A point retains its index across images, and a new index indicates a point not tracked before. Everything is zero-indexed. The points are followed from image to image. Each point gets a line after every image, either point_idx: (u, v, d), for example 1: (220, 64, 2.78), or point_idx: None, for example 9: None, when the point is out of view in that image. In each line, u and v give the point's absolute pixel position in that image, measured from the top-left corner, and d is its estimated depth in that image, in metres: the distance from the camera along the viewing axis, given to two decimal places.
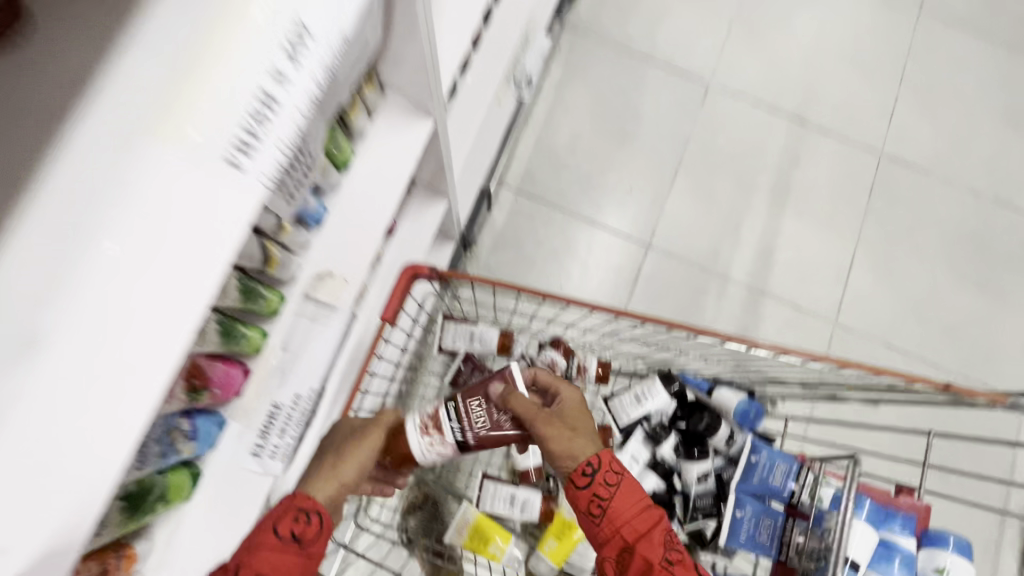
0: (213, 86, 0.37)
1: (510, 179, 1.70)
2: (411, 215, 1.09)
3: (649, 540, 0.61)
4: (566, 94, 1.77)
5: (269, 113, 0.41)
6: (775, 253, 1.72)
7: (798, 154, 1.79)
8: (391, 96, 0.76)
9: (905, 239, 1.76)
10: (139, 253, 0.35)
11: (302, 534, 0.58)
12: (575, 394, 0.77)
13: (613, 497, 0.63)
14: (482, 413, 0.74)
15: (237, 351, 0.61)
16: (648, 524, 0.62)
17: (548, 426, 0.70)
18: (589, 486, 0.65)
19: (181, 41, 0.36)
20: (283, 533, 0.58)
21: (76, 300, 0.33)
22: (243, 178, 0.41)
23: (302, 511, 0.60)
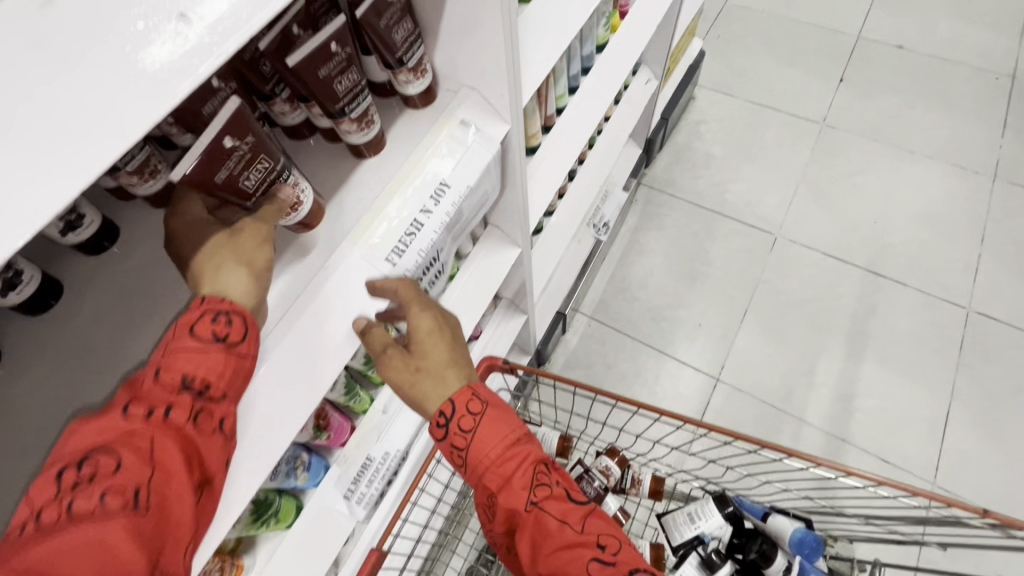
0: (386, 218, 0.63)
1: (585, 306, 1.89)
2: (495, 324, 1.29)
3: (511, 488, 0.61)
4: (640, 237, 2.01)
5: (415, 232, 0.64)
6: (855, 399, 1.67)
7: (874, 303, 1.81)
8: (491, 229, 1.01)
9: (1010, 399, 1.64)
10: (336, 294, 0.60)
11: (224, 334, 0.49)
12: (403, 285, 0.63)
13: (472, 444, 0.61)
14: (247, 171, 0.51)
15: (350, 407, 0.81)
16: (509, 467, 0.62)
17: (397, 370, 0.63)
18: (447, 442, 0.62)
19: (375, 197, 0.64)
20: (202, 333, 0.48)
21: (301, 317, 0.58)
22: (393, 270, 0.62)
23: (209, 313, 0.49)
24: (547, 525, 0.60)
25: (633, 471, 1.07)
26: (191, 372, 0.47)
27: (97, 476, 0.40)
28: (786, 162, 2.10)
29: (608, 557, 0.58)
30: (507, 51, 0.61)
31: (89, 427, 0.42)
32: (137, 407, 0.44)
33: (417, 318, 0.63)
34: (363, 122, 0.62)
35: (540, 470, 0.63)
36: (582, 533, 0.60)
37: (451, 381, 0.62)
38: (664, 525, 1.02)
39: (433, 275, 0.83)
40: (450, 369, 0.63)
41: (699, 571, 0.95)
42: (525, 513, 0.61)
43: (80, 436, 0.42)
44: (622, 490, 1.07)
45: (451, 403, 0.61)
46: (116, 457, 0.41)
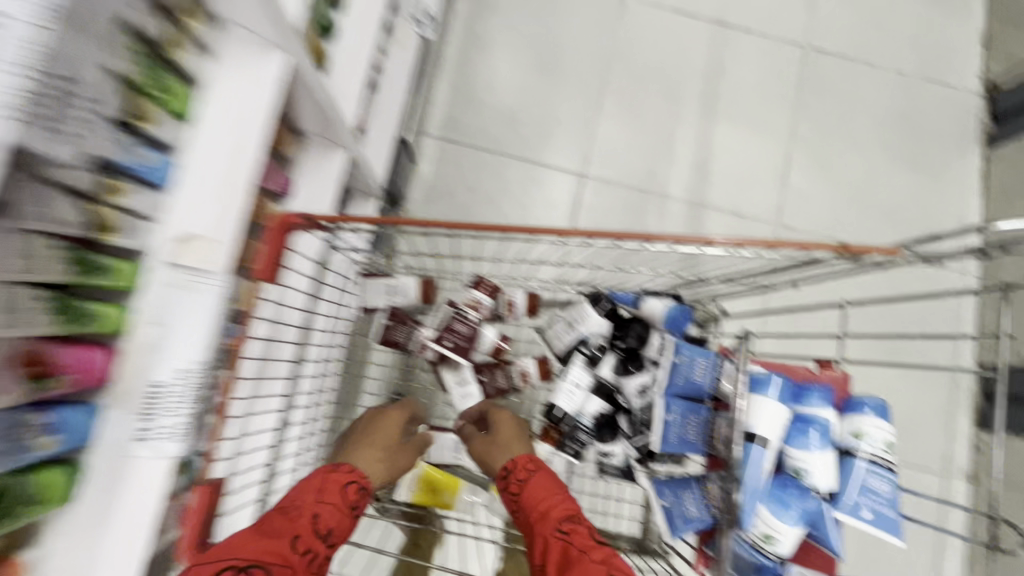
0: None
1: (431, 128, 1.62)
2: (307, 171, 1.01)
3: (547, 519, 0.72)
4: (476, 27, 1.67)
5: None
6: (711, 164, 1.68)
7: (723, 59, 1.73)
8: (232, 28, 0.69)
9: (838, 130, 1.74)
10: None
11: (355, 501, 0.75)
12: (508, 417, 0.90)
13: (524, 491, 0.77)
14: None
15: (91, 333, 0.57)
16: (548, 504, 0.73)
17: (477, 445, 0.87)
18: (507, 491, 0.78)
19: None
20: (348, 501, 0.74)
21: None
22: None
23: (353, 483, 0.76)
24: (569, 552, 0.66)
25: (505, 296, 0.98)
26: (328, 522, 0.70)
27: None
28: None
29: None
30: None
31: (259, 544, 0.63)
32: (293, 545, 0.65)
33: (501, 417, 0.90)
34: None
35: (574, 515, 0.72)
36: (598, 559, 0.64)
37: (517, 447, 0.84)
38: (545, 339, 0.99)
39: (98, 105, 0.52)
40: (516, 441, 0.85)
41: (586, 369, 0.95)
42: (555, 540, 0.68)
43: (250, 548, 0.62)
44: (498, 318, 0.99)
45: (514, 463, 0.80)
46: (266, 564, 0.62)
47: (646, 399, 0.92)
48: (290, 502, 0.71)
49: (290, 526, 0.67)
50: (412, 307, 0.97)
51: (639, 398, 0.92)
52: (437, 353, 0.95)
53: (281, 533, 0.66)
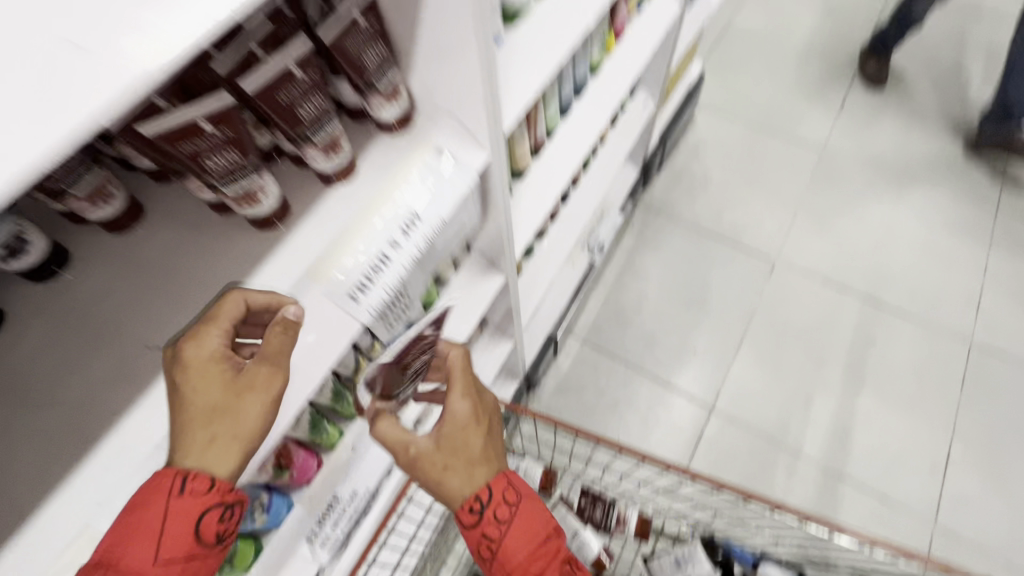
0: (354, 248, 0.59)
1: (577, 330, 1.84)
2: (480, 349, 1.25)
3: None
4: (636, 260, 1.97)
5: (383, 267, 0.59)
6: (853, 434, 1.62)
7: (873, 334, 1.77)
8: (476, 255, 0.97)
9: (1012, 438, 1.59)
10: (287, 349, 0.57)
11: (224, 532, 0.50)
12: (462, 410, 0.69)
13: (506, 535, 0.64)
14: (223, 160, 0.51)
15: (318, 443, 0.75)
16: (538, 562, 0.64)
17: (425, 458, 0.67)
18: (477, 534, 0.65)
19: (348, 218, 0.61)
20: (212, 528, 0.49)
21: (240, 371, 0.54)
22: (354, 306, 0.58)
23: (216, 506, 0.49)
24: None
25: (617, 510, 1.03)
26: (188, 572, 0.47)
27: None
28: (787, 189, 2.08)
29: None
30: (485, 73, 0.57)
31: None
32: None
33: (454, 407, 0.69)
34: (330, 149, 0.58)
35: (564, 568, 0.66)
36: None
37: (481, 474, 0.66)
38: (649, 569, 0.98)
39: None
40: (484, 464, 0.67)
41: None
42: None
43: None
44: (606, 530, 1.03)
45: (488, 491, 0.65)
46: None
47: None
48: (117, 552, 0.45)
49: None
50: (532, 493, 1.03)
51: None
52: None
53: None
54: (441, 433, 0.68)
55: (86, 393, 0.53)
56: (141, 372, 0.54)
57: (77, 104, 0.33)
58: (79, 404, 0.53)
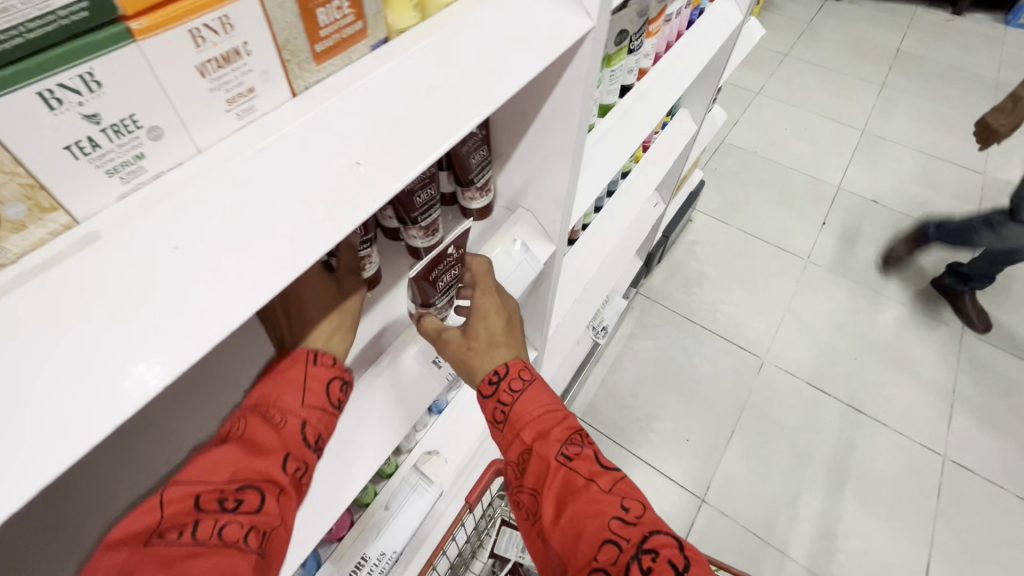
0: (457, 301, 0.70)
1: (575, 407, 1.89)
2: None
3: (547, 440, 0.62)
4: (634, 344, 2.07)
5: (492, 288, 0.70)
6: (837, 538, 1.65)
7: (854, 439, 1.85)
8: None
9: (986, 555, 1.64)
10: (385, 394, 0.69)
11: (342, 400, 0.60)
12: (490, 301, 0.68)
13: (518, 405, 0.64)
14: None
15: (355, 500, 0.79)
16: (548, 429, 0.63)
17: (449, 344, 0.66)
18: (495, 411, 0.65)
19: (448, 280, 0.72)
20: (334, 397, 0.59)
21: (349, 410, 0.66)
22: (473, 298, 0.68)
23: (337, 377, 0.60)
24: (571, 481, 0.58)
25: None
26: (317, 432, 0.56)
27: (246, 506, 0.47)
28: (775, 292, 2.25)
29: (631, 518, 0.54)
30: (569, 178, 0.68)
31: (251, 458, 0.50)
32: (284, 465, 0.52)
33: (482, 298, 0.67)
34: (429, 231, 0.67)
35: (576, 436, 0.63)
36: (608, 491, 0.56)
37: (503, 354, 0.66)
38: None
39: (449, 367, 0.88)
40: (504, 344, 0.66)
41: None
42: (557, 465, 0.59)
43: (241, 463, 0.49)
44: None
45: (505, 366, 0.65)
46: (259, 494, 0.49)
47: None
48: (270, 403, 0.54)
49: (282, 437, 0.53)
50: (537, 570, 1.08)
51: None
52: None
53: (270, 449, 0.52)
54: (471, 319, 0.67)
55: (188, 428, 0.60)
56: None
57: (302, 244, 0.31)
58: (180, 436, 0.60)
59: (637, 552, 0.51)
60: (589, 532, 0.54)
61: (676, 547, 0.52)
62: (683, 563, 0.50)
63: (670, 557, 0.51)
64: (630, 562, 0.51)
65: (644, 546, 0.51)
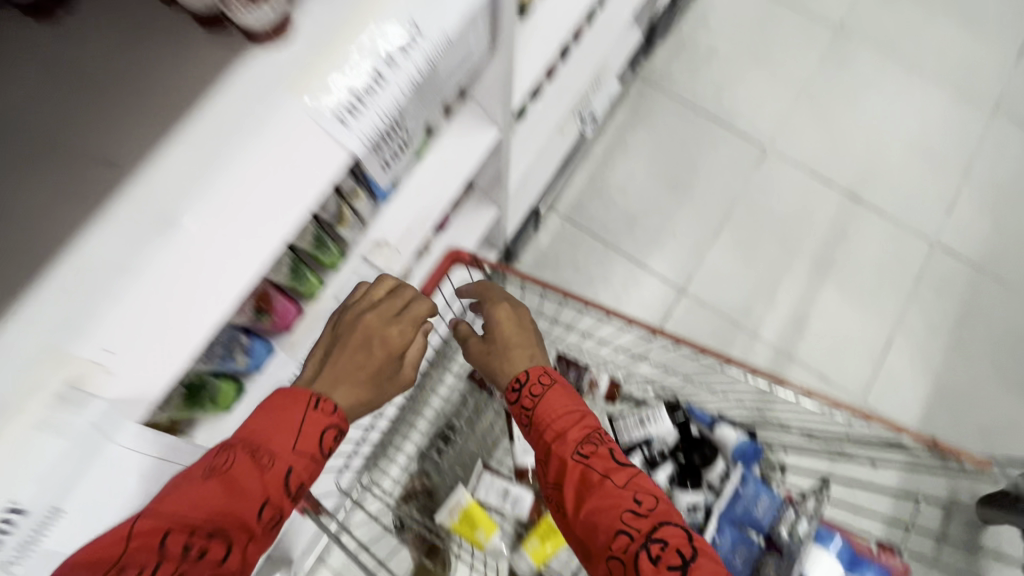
0: (345, 51, 0.52)
1: (560, 205, 1.80)
2: (465, 212, 1.19)
3: (564, 439, 0.66)
4: (627, 137, 1.87)
5: (378, 87, 0.53)
6: (809, 320, 1.72)
7: (847, 229, 1.80)
8: (469, 104, 0.87)
9: (949, 330, 1.72)
10: (251, 175, 0.49)
11: (327, 444, 0.64)
12: (503, 308, 0.81)
13: (539, 407, 0.70)
14: None
15: (298, 291, 0.74)
16: (565, 427, 0.67)
17: (475, 347, 0.83)
18: (523, 410, 0.72)
19: (334, 23, 0.52)
20: (323, 446, 0.64)
21: (204, 194, 0.48)
22: (346, 133, 0.52)
23: (332, 428, 0.65)
24: (590, 478, 0.62)
25: (591, 374, 1.08)
26: (294, 474, 0.61)
27: (201, 546, 0.53)
28: (792, 70, 1.95)
29: (642, 509, 0.59)
30: None
31: (227, 501, 0.56)
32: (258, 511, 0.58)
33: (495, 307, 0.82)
34: None
35: (593, 434, 0.67)
36: (622, 487, 0.61)
37: (517, 359, 0.76)
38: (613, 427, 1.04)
39: (404, 145, 0.68)
40: (515, 347, 0.78)
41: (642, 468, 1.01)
42: (572, 463, 0.64)
43: (218, 507, 0.55)
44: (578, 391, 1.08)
45: (527, 374, 0.73)
46: (224, 534, 0.55)
47: (693, 518, 0.94)
48: (262, 445, 0.60)
49: (260, 485, 0.58)
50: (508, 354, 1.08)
51: (688, 515, 0.94)
52: None
53: (248, 496, 0.57)
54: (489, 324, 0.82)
55: (24, 205, 0.46)
56: (94, 189, 0.47)
57: None
58: (16, 212, 0.46)
59: (647, 541, 0.56)
60: (605, 525, 0.59)
61: (682, 536, 0.57)
62: (691, 555, 0.55)
63: (678, 546, 0.56)
64: (639, 550, 0.56)
65: (653, 536, 0.56)
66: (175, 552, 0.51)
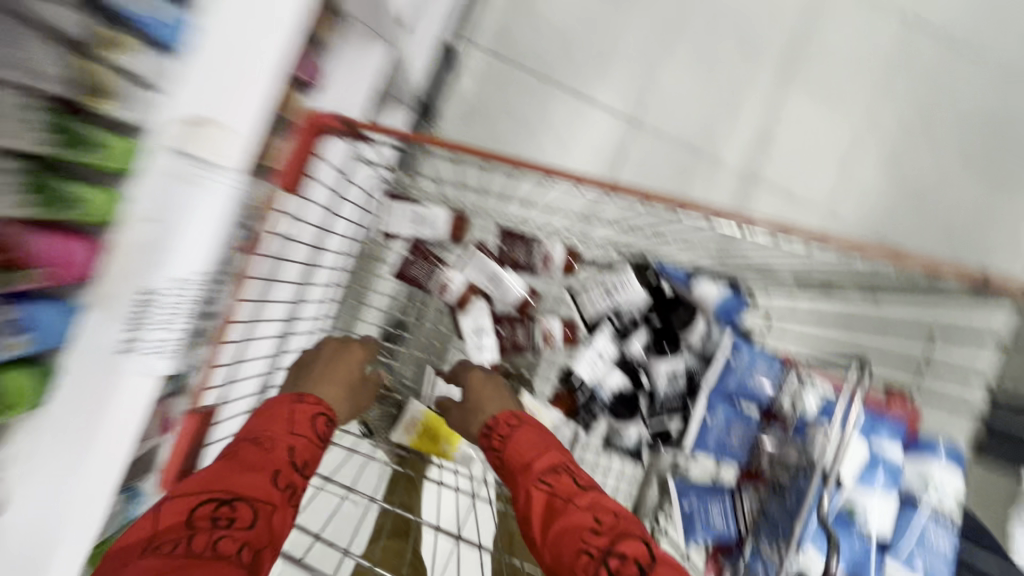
0: None
1: (477, 36, 1.43)
2: (342, 59, 0.87)
3: (529, 472, 0.67)
4: None
5: None
6: (775, 134, 1.53)
7: (816, 15, 1.53)
8: None
9: (920, 121, 1.57)
10: None
11: (322, 433, 0.72)
12: (479, 376, 0.83)
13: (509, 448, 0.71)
14: None
15: (73, 220, 0.48)
16: (531, 458, 0.68)
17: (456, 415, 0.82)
18: (490, 449, 0.73)
19: None
20: (318, 432, 0.72)
21: None
22: None
23: (321, 415, 0.73)
24: (554, 504, 0.62)
25: (542, 246, 0.89)
26: (299, 455, 0.67)
27: (230, 520, 0.56)
28: None
29: (602, 528, 0.59)
30: None
31: (241, 479, 0.60)
32: (276, 482, 0.63)
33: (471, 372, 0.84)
34: None
35: (558, 466, 0.67)
36: (584, 508, 0.61)
37: (489, 408, 0.78)
38: (576, 301, 0.91)
39: None
40: (488, 402, 0.79)
41: (612, 341, 0.88)
42: (536, 493, 0.64)
43: (236, 482, 0.60)
44: (529, 269, 0.90)
45: (495, 419, 0.75)
46: (247, 509, 0.57)
47: (674, 385, 0.86)
48: (261, 434, 0.67)
49: (268, 459, 0.64)
50: (438, 241, 0.87)
51: (668, 383, 0.86)
52: (459, 294, 0.88)
53: (261, 468, 0.63)
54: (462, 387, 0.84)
55: None
56: None
57: None
58: None
59: (607, 557, 0.56)
60: (568, 549, 0.58)
61: (643, 549, 0.57)
62: (649, 562, 0.55)
63: (635, 557, 0.55)
64: (600, 568, 0.55)
65: (611, 550, 0.56)
66: (209, 530, 0.54)
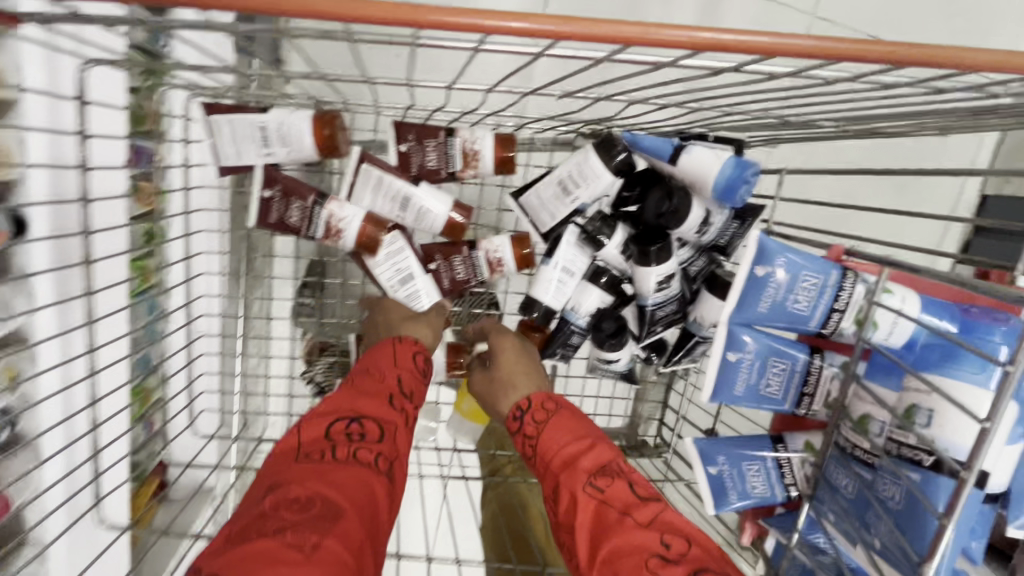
0: None
1: None
2: None
3: (573, 469, 0.49)
4: None
5: None
6: None
7: None
8: None
9: None
10: None
11: (428, 370, 0.56)
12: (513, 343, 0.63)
13: (542, 436, 0.53)
14: None
15: None
16: (576, 450, 0.51)
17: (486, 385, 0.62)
18: (520, 436, 0.55)
19: None
20: (421, 366, 0.56)
21: None
22: None
23: (421, 353, 0.56)
24: (606, 517, 0.45)
25: (460, 139, 0.61)
26: (407, 386, 0.53)
27: (366, 436, 0.45)
28: None
29: (673, 555, 0.41)
30: None
31: (361, 403, 0.49)
32: (392, 402, 0.50)
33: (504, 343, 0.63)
34: None
35: (611, 463, 0.49)
36: (645, 526, 0.43)
37: (522, 385, 0.59)
38: (524, 207, 0.66)
39: None
40: (523, 376, 0.60)
41: (581, 249, 0.66)
42: (583, 498, 0.47)
43: (356, 402, 0.48)
44: (451, 176, 0.63)
45: (526, 401, 0.56)
46: (381, 427, 0.47)
47: (667, 293, 0.66)
48: (364, 367, 0.54)
49: (381, 388, 0.51)
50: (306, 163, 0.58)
51: (660, 292, 0.65)
52: (359, 238, 0.61)
53: (379, 394, 0.50)
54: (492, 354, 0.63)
55: None
56: None
57: None
58: None
59: None
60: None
61: None
62: None
63: None
64: None
65: None
66: (346, 444, 0.44)
